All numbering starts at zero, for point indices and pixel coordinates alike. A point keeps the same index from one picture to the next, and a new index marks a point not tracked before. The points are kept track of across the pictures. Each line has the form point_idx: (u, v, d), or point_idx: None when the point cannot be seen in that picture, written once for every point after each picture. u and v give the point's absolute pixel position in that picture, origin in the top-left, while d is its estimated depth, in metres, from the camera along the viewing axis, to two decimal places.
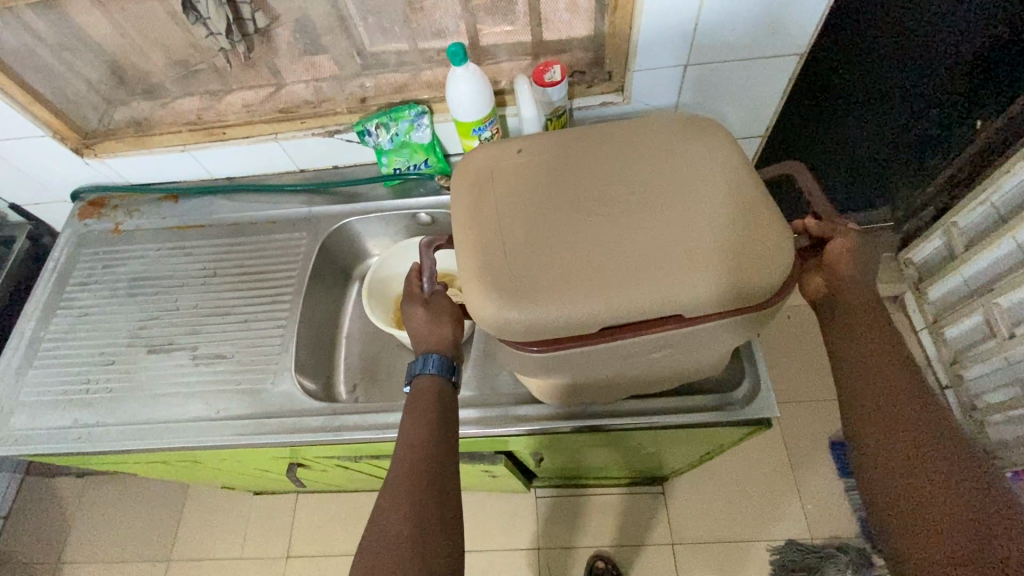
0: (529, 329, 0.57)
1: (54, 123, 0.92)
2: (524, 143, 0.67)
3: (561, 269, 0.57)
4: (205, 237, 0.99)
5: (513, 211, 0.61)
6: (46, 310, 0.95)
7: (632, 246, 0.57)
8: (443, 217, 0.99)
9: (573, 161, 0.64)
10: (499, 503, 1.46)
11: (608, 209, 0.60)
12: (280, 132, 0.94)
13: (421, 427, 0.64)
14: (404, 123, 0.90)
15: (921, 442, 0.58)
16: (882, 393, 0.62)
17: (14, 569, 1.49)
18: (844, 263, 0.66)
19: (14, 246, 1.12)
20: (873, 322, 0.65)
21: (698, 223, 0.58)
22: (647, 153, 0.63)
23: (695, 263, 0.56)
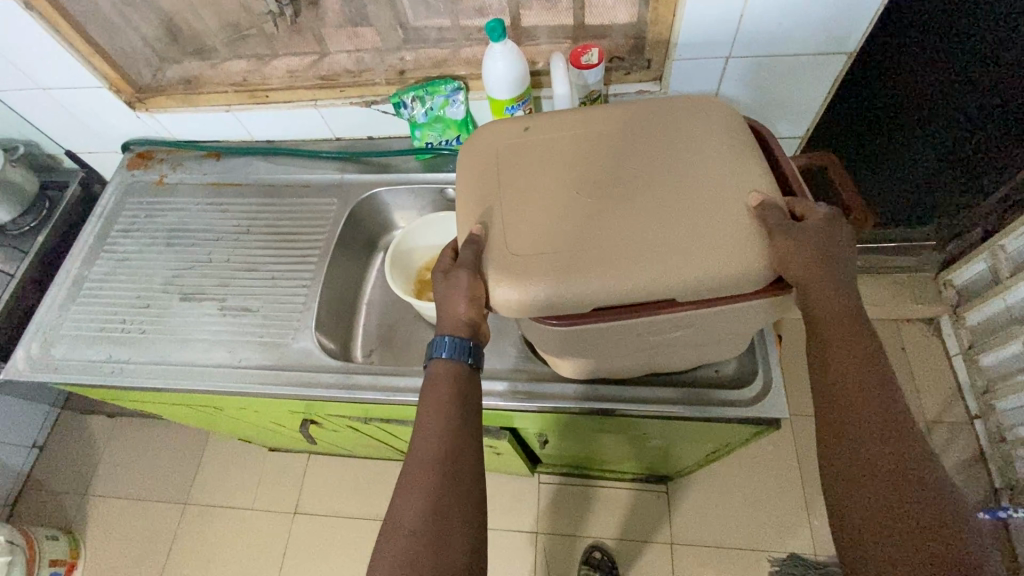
0: (528, 308, 0.58)
1: (111, 74, 0.97)
2: (532, 122, 0.68)
3: (565, 247, 0.58)
4: (241, 195, 1.03)
5: (514, 189, 0.62)
6: (93, 250, 1.01)
7: (638, 229, 0.57)
8: None
9: (586, 143, 0.64)
10: (504, 484, 1.48)
11: (615, 192, 0.60)
12: (319, 99, 0.97)
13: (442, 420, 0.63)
14: (439, 98, 0.92)
15: (898, 501, 0.52)
16: (862, 438, 0.54)
17: (45, 496, 1.59)
18: (796, 260, 0.54)
19: (68, 192, 1.18)
20: (855, 350, 0.56)
21: (709, 212, 0.57)
22: (661, 140, 0.63)
23: (703, 250, 0.55)
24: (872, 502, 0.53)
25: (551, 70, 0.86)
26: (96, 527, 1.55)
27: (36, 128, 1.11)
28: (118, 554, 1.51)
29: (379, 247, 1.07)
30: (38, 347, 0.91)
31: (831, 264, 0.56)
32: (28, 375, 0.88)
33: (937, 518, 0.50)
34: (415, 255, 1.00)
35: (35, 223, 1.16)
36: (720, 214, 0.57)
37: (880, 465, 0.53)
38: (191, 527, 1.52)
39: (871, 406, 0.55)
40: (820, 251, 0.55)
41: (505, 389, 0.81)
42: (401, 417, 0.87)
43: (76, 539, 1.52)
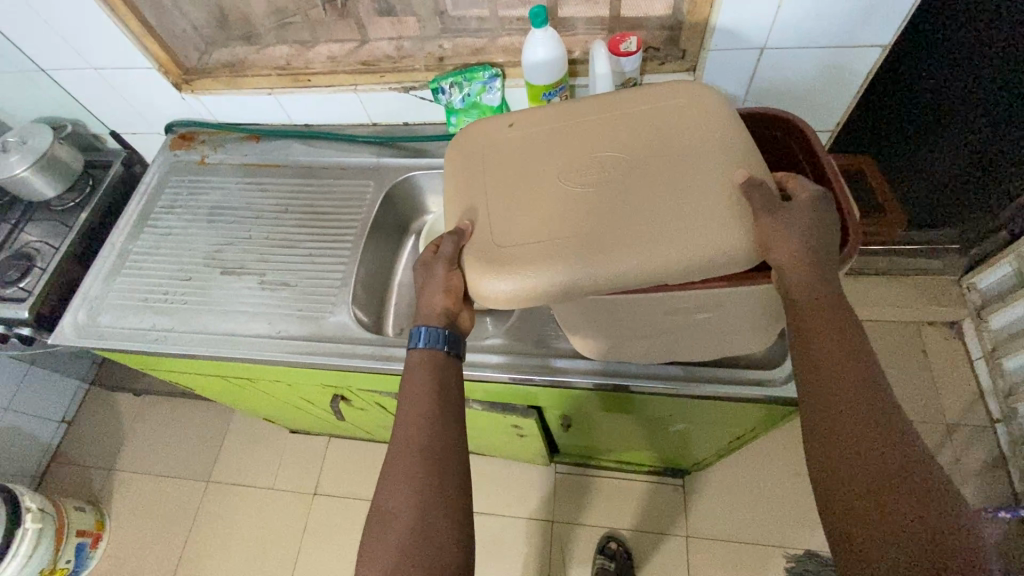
0: (512, 298, 0.59)
1: (160, 55, 1.00)
2: (513, 117, 0.68)
3: (548, 236, 0.59)
4: (279, 175, 1.07)
5: (496, 184, 0.63)
6: (136, 224, 1.04)
7: (619, 217, 0.58)
8: None
9: (568, 135, 0.65)
10: (522, 472, 1.50)
11: (598, 179, 0.60)
12: (359, 84, 1.00)
13: (422, 409, 0.63)
14: (477, 84, 0.94)
15: (889, 488, 0.49)
16: (847, 425, 0.52)
17: (72, 469, 1.64)
18: (782, 245, 0.54)
19: (110, 172, 1.22)
20: (835, 336, 0.55)
21: (695, 197, 0.57)
22: (645, 128, 0.62)
23: (688, 233, 0.56)
24: (861, 491, 0.50)
25: (589, 58, 0.87)
26: (120, 501, 1.59)
27: (85, 108, 1.16)
28: (142, 528, 1.55)
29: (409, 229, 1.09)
30: (83, 315, 0.94)
31: (817, 246, 0.56)
32: (72, 341, 0.91)
33: (931, 506, 0.48)
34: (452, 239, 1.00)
35: (78, 200, 1.20)
36: (704, 199, 0.57)
37: (868, 452, 0.51)
38: (213, 503, 1.55)
39: (855, 392, 0.53)
40: (805, 231, 0.56)
41: (534, 365, 0.83)
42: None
43: (102, 511, 1.56)
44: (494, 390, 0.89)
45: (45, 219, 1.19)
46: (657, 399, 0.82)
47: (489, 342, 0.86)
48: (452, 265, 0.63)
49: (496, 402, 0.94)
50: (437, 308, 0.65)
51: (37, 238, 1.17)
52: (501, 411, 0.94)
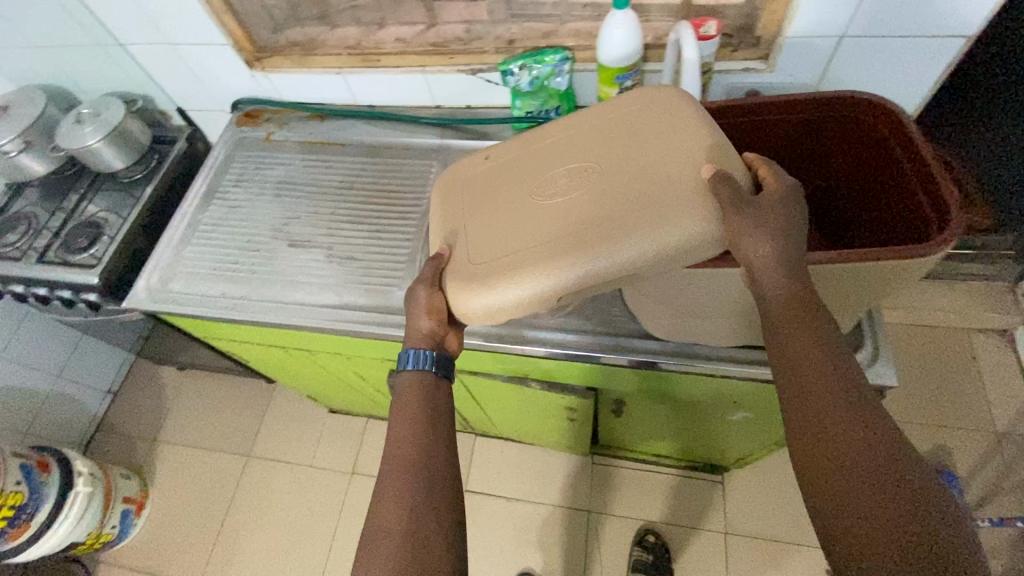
0: (499, 307, 0.63)
1: (236, 32, 1.03)
2: (490, 150, 0.73)
3: (526, 246, 0.62)
4: (344, 153, 1.09)
5: (475, 211, 0.68)
6: (206, 196, 1.07)
7: (588, 220, 0.60)
8: None
9: (538, 153, 0.68)
10: (558, 460, 1.52)
11: (566, 189, 0.63)
12: (427, 65, 1.02)
13: (409, 428, 0.64)
14: (546, 67, 0.95)
15: (877, 497, 0.47)
16: (832, 432, 0.50)
17: (118, 438, 1.69)
18: (750, 241, 0.55)
19: (175, 147, 1.25)
20: (813, 337, 0.54)
21: (657, 192, 0.58)
22: (612, 139, 0.65)
23: (652, 224, 0.57)
24: (849, 503, 0.48)
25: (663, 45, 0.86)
26: (163, 470, 1.64)
27: (156, 83, 1.19)
28: (184, 498, 1.59)
29: None
30: (156, 280, 0.98)
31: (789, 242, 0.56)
32: (145, 305, 0.95)
33: (919, 512, 0.46)
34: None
35: (144, 172, 1.23)
36: (664, 194, 0.58)
37: (853, 460, 0.49)
38: (252, 478, 1.59)
39: (838, 398, 0.51)
40: (773, 228, 0.55)
41: (601, 346, 0.84)
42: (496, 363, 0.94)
43: (146, 480, 1.61)
44: (556, 369, 0.91)
45: (112, 190, 1.23)
46: (723, 382, 0.82)
47: (553, 322, 0.87)
48: (433, 287, 0.66)
49: (554, 382, 0.97)
50: (422, 330, 0.68)
51: (103, 208, 1.20)
52: (558, 391, 0.96)
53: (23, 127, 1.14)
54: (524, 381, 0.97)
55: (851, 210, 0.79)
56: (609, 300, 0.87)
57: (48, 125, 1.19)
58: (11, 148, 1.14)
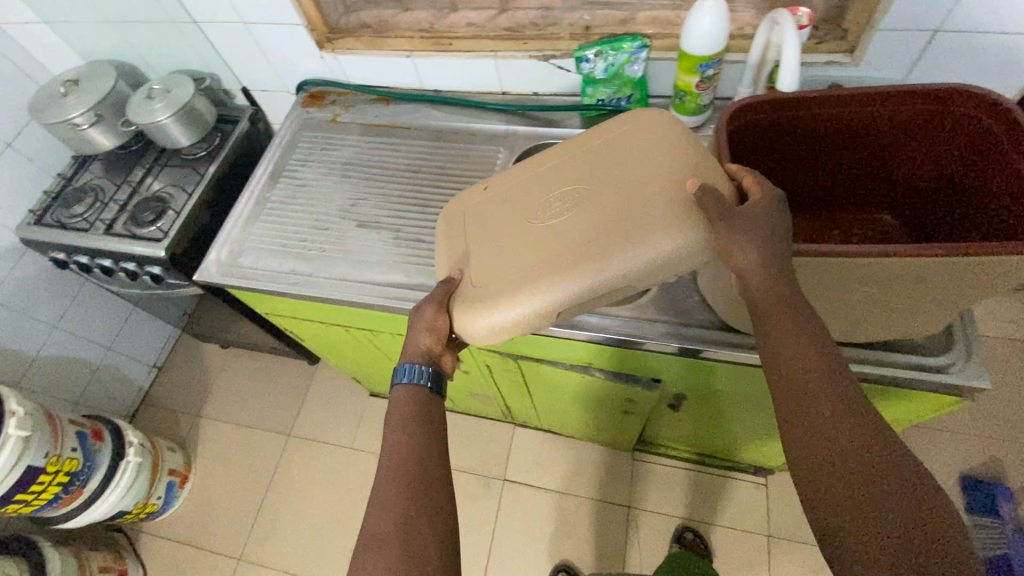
0: (503, 325, 0.65)
1: (310, 12, 1.04)
2: (491, 180, 0.77)
3: (526, 266, 0.65)
4: (410, 137, 1.09)
5: (479, 237, 0.71)
6: (274, 175, 1.09)
7: (582, 238, 0.62)
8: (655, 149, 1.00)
9: (530, 182, 0.72)
10: (596, 454, 1.52)
11: (558, 211, 0.66)
12: (499, 51, 1.02)
13: (404, 432, 0.63)
14: (622, 54, 0.94)
15: (878, 506, 0.44)
16: (829, 439, 0.47)
17: (162, 411, 1.73)
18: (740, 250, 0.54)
19: (238, 126, 1.27)
20: (811, 341, 0.51)
21: (645, 208, 0.60)
22: (597, 160, 0.67)
23: (644, 236, 0.59)
24: (849, 514, 0.45)
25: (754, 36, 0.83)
26: (206, 446, 1.67)
27: (224, 61, 1.20)
28: (226, 473, 1.62)
29: None
30: (226, 254, 0.99)
31: (776, 252, 0.54)
32: (216, 278, 0.96)
33: (922, 519, 0.43)
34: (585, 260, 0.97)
35: (208, 150, 1.24)
36: (652, 208, 0.60)
37: (852, 467, 0.46)
38: (293, 458, 1.62)
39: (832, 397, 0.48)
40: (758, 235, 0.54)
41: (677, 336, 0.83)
42: (562, 350, 0.93)
43: (189, 455, 1.64)
44: (624, 359, 0.91)
45: (176, 167, 1.25)
46: None
47: (626, 312, 0.86)
48: (439, 306, 0.68)
49: (619, 372, 0.96)
50: (421, 346, 0.69)
51: (167, 183, 1.22)
52: (623, 381, 0.96)
53: (95, 101, 1.15)
54: (587, 371, 0.97)
55: (945, 208, 0.76)
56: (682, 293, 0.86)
57: (118, 100, 1.21)
58: (82, 121, 1.16)
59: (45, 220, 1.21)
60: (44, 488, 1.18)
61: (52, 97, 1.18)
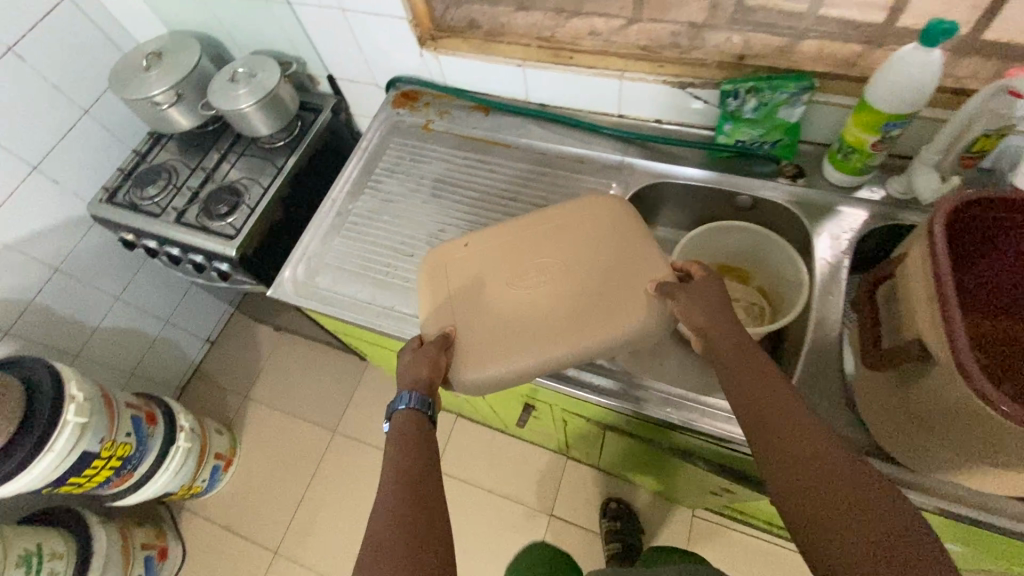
0: (496, 382, 0.69)
1: (416, 6, 0.92)
2: (471, 237, 0.79)
3: (515, 332, 0.69)
4: (510, 156, 0.98)
5: (471, 296, 0.73)
6: (358, 185, 0.99)
7: (564, 310, 0.70)
8: (799, 210, 0.84)
9: (508, 244, 0.76)
10: (652, 502, 1.42)
11: (537, 279, 0.72)
12: (627, 72, 0.88)
13: (403, 440, 0.60)
14: (781, 94, 0.78)
15: (851, 522, 0.43)
16: (793, 462, 0.48)
17: (212, 388, 1.71)
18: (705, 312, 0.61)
19: (321, 117, 1.18)
20: (766, 377, 0.55)
21: (620, 287, 0.70)
22: (567, 236, 0.75)
23: (617, 311, 0.69)
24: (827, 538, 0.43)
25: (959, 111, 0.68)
26: (251, 431, 1.65)
27: (313, 46, 1.10)
28: (269, 462, 1.60)
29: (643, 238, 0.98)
30: (302, 272, 0.91)
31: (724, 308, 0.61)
32: (292, 297, 0.89)
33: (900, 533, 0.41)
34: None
35: (286, 140, 1.16)
36: (622, 287, 0.70)
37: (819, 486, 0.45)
38: (337, 456, 1.58)
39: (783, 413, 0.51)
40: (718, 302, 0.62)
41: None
42: (668, 433, 0.84)
43: (235, 437, 1.62)
44: (737, 458, 0.80)
45: (252, 155, 1.17)
46: (970, 530, 0.66)
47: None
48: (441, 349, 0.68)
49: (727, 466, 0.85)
50: (422, 376, 0.66)
51: (241, 174, 1.15)
52: (728, 476, 0.85)
53: (178, 80, 1.08)
54: (687, 456, 0.87)
55: None
56: (834, 403, 0.70)
57: (201, 78, 1.13)
58: (163, 100, 1.09)
59: (118, 199, 1.16)
60: (96, 471, 1.16)
61: (134, 69, 1.10)
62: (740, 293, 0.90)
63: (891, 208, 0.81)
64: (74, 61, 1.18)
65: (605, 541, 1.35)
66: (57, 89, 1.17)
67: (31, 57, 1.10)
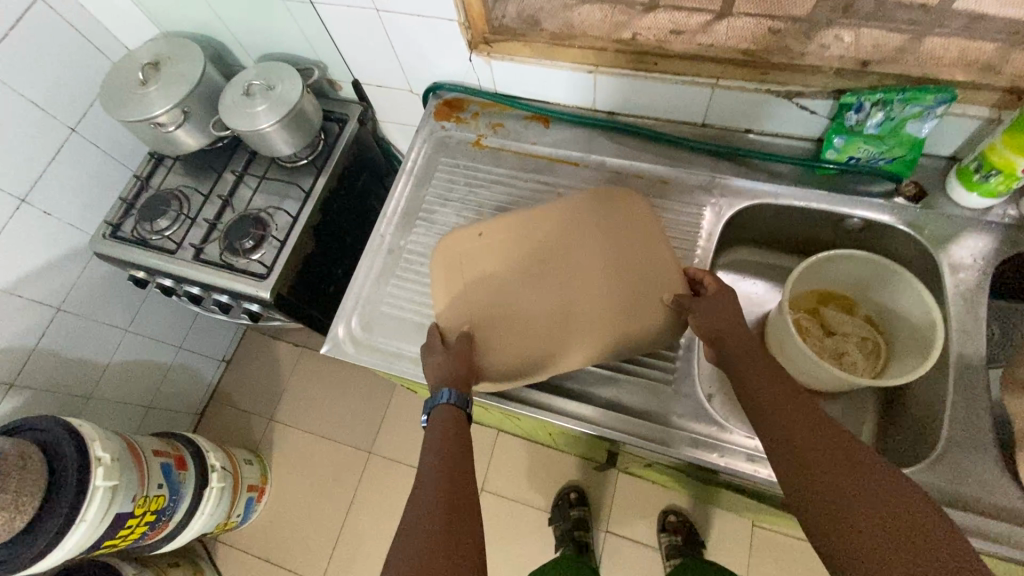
0: (516, 376, 0.70)
1: (470, 8, 0.77)
2: (483, 226, 0.77)
3: (531, 333, 0.70)
4: (581, 179, 0.86)
5: (490, 293, 0.73)
6: (408, 216, 0.88)
7: (578, 308, 0.71)
8: (903, 237, 0.77)
9: (527, 242, 0.75)
10: (712, 513, 1.38)
11: (552, 278, 0.73)
12: (721, 80, 0.76)
13: (449, 431, 0.61)
14: (913, 107, 0.68)
15: (858, 503, 0.44)
16: (801, 445, 0.50)
17: (233, 412, 1.62)
18: (709, 319, 0.65)
19: (347, 128, 1.04)
20: (769, 367, 0.58)
21: (634, 296, 0.70)
22: (576, 230, 0.75)
23: (631, 310, 0.70)
24: (837, 520, 0.44)
25: None
26: (281, 455, 1.56)
27: (335, 47, 0.95)
28: (303, 488, 1.52)
29: (717, 265, 0.92)
30: (357, 326, 0.80)
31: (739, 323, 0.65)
32: (352, 357, 0.79)
33: (908, 513, 0.43)
34: (811, 379, 0.76)
35: (311, 158, 1.03)
36: (635, 296, 0.70)
37: (826, 468, 0.47)
38: (376, 479, 1.51)
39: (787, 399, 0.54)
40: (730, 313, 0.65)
41: (990, 539, 0.60)
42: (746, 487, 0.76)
43: (265, 464, 1.53)
44: None
45: (274, 177, 1.04)
46: None
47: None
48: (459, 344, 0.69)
49: None
50: (458, 372, 0.67)
51: (267, 200, 1.02)
52: None
53: (182, 95, 0.92)
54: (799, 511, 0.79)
55: None
56: (989, 466, 0.63)
57: (208, 91, 0.97)
58: (167, 121, 0.93)
59: (124, 233, 1.03)
60: (130, 530, 1.07)
61: (127, 84, 0.94)
62: (849, 329, 0.80)
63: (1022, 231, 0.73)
64: (53, 73, 1.01)
65: (665, 556, 1.32)
66: (39, 108, 1.01)
67: (5, 73, 0.94)
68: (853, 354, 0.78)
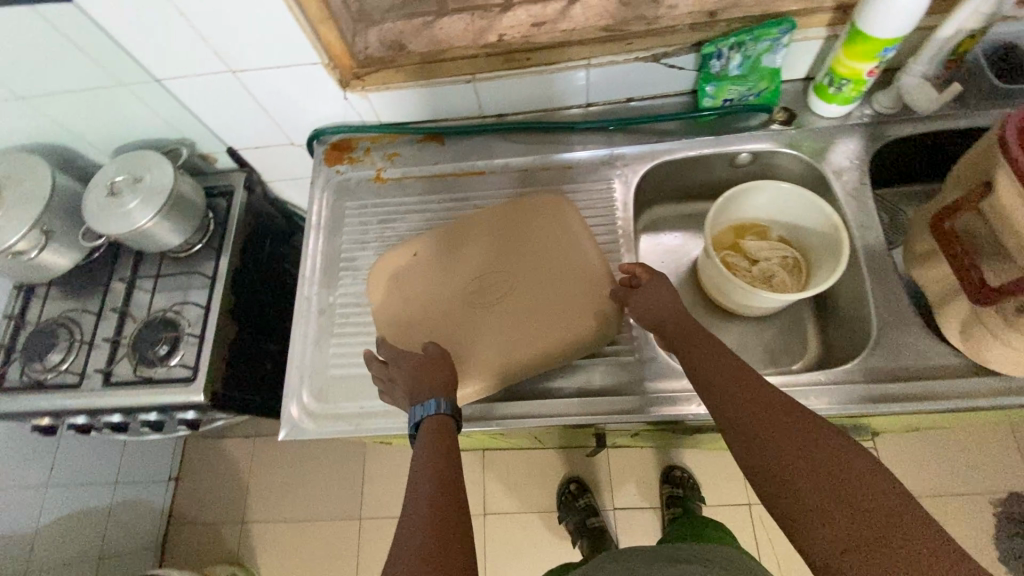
0: (482, 392, 0.68)
1: (332, 46, 0.74)
2: (414, 246, 0.77)
3: (484, 347, 0.69)
4: (490, 185, 0.87)
5: (440, 312, 0.71)
6: (330, 270, 0.84)
7: (520, 317, 0.70)
8: (790, 158, 0.84)
9: (462, 259, 0.74)
10: (700, 458, 1.44)
11: (491, 295, 0.72)
12: (592, 58, 0.79)
13: (438, 442, 0.58)
14: (763, 43, 0.74)
15: (815, 477, 0.45)
16: (755, 431, 0.50)
17: (197, 529, 1.47)
18: (642, 300, 0.68)
19: (235, 200, 0.98)
20: (712, 342, 0.60)
21: (569, 291, 0.71)
22: (501, 244, 0.75)
23: (571, 305, 0.70)
24: (799, 499, 0.45)
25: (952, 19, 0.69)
26: (265, 556, 1.44)
27: (197, 119, 0.88)
28: None
29: (639, 230, 0.95)
30: (311, 399, 0.76)
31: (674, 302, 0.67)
32: (314, 432, 0.74)
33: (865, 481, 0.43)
34: (753, 308, 0.81)
35: (206, 241, 0.95)
36: (570, 295, 0.70)
37: (780, 445, 0.48)
38: (373, 542, 1.43)
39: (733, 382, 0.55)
40: (665, 291, 0.68)
41: (937, 398, 0.67)
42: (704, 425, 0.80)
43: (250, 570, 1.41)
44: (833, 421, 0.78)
45: (170, 272, 0.96)
46: None
47: (860, 379, 0.69)
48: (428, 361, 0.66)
49: None
50: (433, 382, 0.64)
51: (168, 298, 0.94)
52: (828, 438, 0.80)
53: (37, 214, 0.82)
54: None
55: None
56: (918, 335, 0.71)
57: (64, 201, 0.87)
58: (26, 246, 0.83)
59: (10, 381, 0.90)
60: None
61: None
62: (770, 253, 0.86)
63: (880, 125, 0.82)
64: None
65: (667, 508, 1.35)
66: None
67: None
68: (780, 275, 0.84)
